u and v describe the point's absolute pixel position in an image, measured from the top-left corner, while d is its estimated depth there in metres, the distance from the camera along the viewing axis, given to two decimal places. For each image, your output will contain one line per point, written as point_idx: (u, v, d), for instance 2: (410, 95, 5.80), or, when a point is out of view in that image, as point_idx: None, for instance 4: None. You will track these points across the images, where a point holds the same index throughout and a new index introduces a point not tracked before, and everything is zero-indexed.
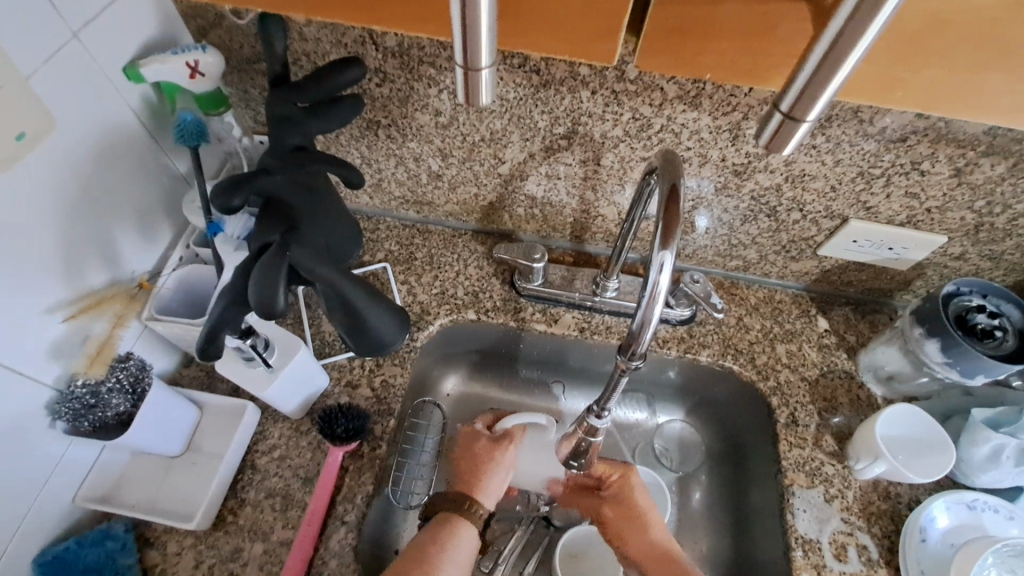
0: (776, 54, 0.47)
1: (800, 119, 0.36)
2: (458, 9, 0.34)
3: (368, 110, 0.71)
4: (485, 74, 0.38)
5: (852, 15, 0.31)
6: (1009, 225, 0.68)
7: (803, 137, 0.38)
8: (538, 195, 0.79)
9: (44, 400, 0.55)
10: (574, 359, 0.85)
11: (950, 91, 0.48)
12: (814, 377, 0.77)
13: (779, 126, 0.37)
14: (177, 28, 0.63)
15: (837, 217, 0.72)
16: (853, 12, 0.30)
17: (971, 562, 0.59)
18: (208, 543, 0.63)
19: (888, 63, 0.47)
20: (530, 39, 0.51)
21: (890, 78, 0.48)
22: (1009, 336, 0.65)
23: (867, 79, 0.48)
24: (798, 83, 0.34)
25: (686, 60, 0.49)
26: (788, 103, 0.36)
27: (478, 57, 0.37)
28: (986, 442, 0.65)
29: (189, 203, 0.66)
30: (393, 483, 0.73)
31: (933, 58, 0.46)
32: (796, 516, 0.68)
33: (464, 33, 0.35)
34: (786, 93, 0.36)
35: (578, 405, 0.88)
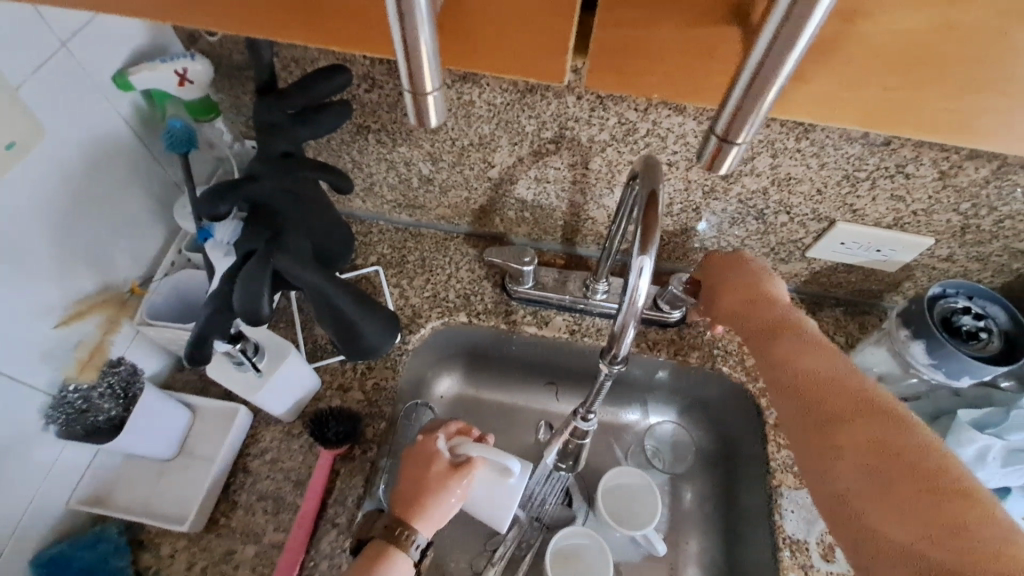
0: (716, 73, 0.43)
1: (732, 141, 0.36)
2: (400, 33, 0.34)
3: (358, 116, 0.72)
4: (432, 98, 0.39)
5: (772, 39, 0.30)
6: (995, 227, 0.68)
7: (739, 157, 0.38)
8: (528, 198, 0.79)
9: (37, 405, 0.56)
10: (566, 361, 0.85)
11: (913, 113, 0.42)
12: None
13: (717, 150, 0.37)
14: (167, 36, 0.63)
15: (824, 220, 0.72)
16: (772, 40, 0.31)
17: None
18: (201, 545, 0.63)
19: (843, 78, 0.40)
20: (469, 54, 0.46)
21: (844, 98, 0.42)
22: (995, 337, 0.65)
23: (818, 95, 0.42)
24: (728, 108, 0.35)
25: (630, 77, 0.45)
26: (722, 126, 0.36)
27: (422, 83, 0.37)
28: (972, 443, 0.65)
29: (181, 209, 0.67)
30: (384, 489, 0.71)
31: (900, 70, 0.39)
32: (784, 517, 0.68)
33: (409, 58, 0.35)
34: (722, 116, 0.36)
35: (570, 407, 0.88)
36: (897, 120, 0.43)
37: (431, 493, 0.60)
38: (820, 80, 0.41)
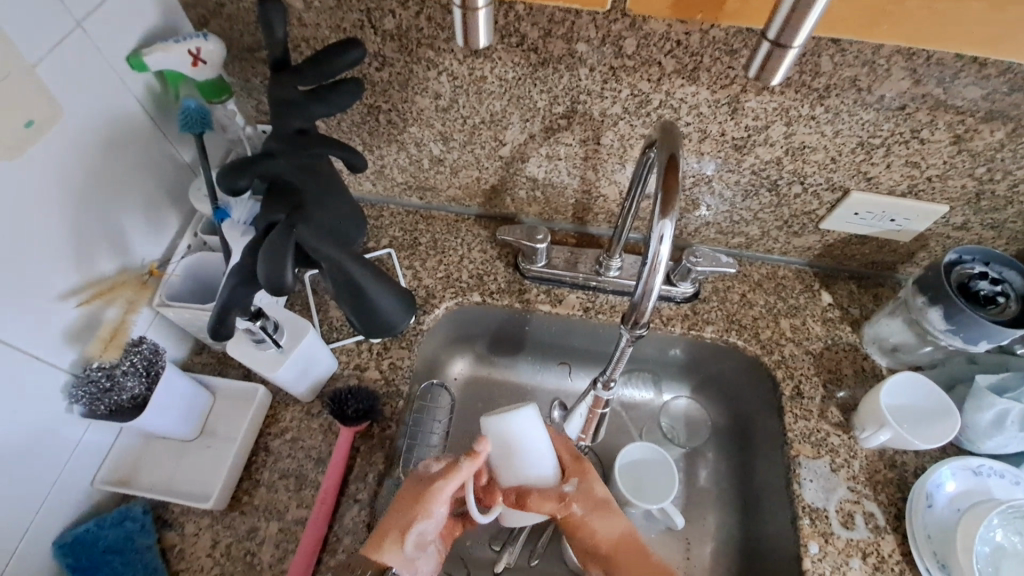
0: None
1: (787, 45, 0.40)
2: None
3: (369, 96, 0.72)
4: (482, 15, 0.43)
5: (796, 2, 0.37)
6: (1011, 192, 0.68)
7: (792, 66, 0.42)
8: (540, 176, 0.79)
9: (60, 384, 0.57)
10: (580, 339, 0.85)
11: (957, 27, 0.52)
12: (819, 350, 0.77)
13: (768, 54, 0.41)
14: (178, 17, 0.64)
15: (838, 189, 0.72)
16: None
17: (981, 524, 0.59)
18: (224, 523, 0.64)
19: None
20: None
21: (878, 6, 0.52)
22: (1012, 302, 0.65)
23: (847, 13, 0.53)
24: (782, 12, 0.38)
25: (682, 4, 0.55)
26: (776, 31, 0.40)
27: None
28: (991, 408, 0.65)
29: (197, 191, 0.67)
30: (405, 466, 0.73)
31: None
32: (802, 485, 0.68)
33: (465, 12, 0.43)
34: (773, 21, 0.40)
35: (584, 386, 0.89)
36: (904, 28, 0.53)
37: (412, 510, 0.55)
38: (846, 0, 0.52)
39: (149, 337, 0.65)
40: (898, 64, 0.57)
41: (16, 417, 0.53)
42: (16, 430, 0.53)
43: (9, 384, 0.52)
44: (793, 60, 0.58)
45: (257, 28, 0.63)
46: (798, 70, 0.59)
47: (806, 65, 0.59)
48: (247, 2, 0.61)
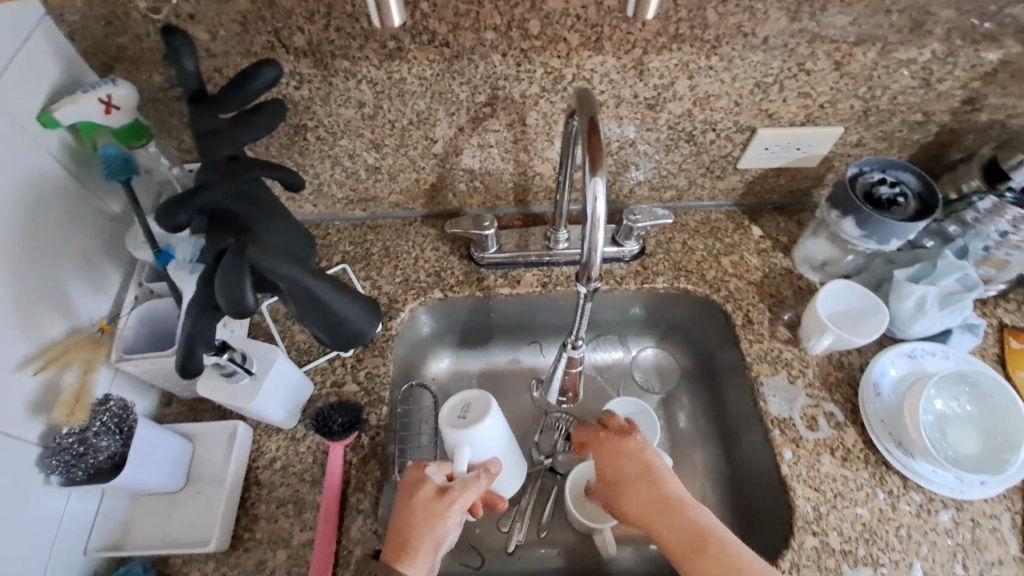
0: None
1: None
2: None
3: (293, 116, 0.73)
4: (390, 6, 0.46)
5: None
6: (891, 105, 0.76)
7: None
8: (476, 167, 0.82)
9: (33, 458, 0.55)
10: (544, 315, 0.89)
11: None
12: (759, 279, 0.84)
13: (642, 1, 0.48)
14: (81, 68, 0.62)
15: (747, 130, 0.78)
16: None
17: (921, 395, 0.66)
18: (230, 563, 0.63)
19: None
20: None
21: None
22: (911, 200, 0.73)
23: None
24: None
25: None
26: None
27: None
28: (910, 296, 0.73)
29: (134, 239, 0.66)
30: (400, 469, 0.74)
31: None
32: (768, 402, 0.74)
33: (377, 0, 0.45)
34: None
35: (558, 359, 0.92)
36: None
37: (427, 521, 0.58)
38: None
39: (114, 394, 0.64)
40: (773, 6, 0.63)
41: None
42: None
43: None
44: (682, 17, 0.63)
45: (167, 67, 0.63)
46: (688, 26, 0.64)
47: (694, 20, 0.64)
48: (152, 41, 0.61)
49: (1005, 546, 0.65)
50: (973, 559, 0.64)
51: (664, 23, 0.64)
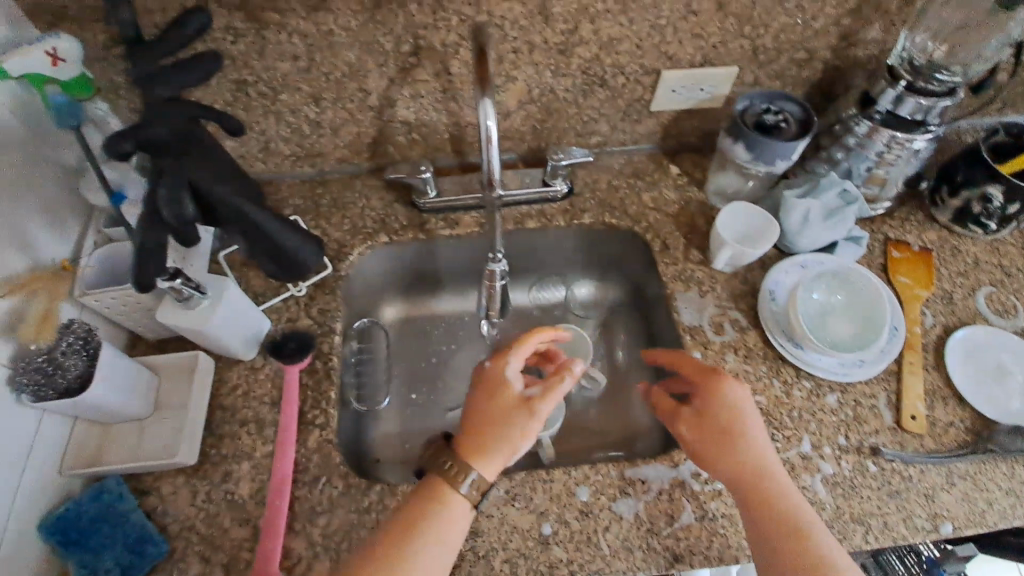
0: None
1: None
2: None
3: (234, 71, 0.78)
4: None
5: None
6: (777, 44, 0.84)
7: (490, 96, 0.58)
8: (411, 118, 0.89)
9: (5, 377, 0.60)
10: (452, 265, 0.99)
11: None
12: (675, 211, 0.94)
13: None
14: (26, 28, 0.66)
15: (653, 72, 0.86)
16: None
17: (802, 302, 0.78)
18: (212, 430, 0.74)
19: None
20: None
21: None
22: (793, 125, 0.82)
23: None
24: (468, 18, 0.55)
25: None
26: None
27: None
28: (796, 211, 0.82)
29: (88, 185, 0.70)
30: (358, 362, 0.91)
31: None
32: (681, 314, 0.84)
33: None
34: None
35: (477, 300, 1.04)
36: None
37: (491, 431, 0.65)
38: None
39: (97, 283, 0.70)
40: None
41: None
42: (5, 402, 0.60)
43: None
44: None
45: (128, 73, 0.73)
46: None
47: None
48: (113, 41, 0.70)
49: (880, 418, 0.77)
50: (853, 430, 0.76)
51: None
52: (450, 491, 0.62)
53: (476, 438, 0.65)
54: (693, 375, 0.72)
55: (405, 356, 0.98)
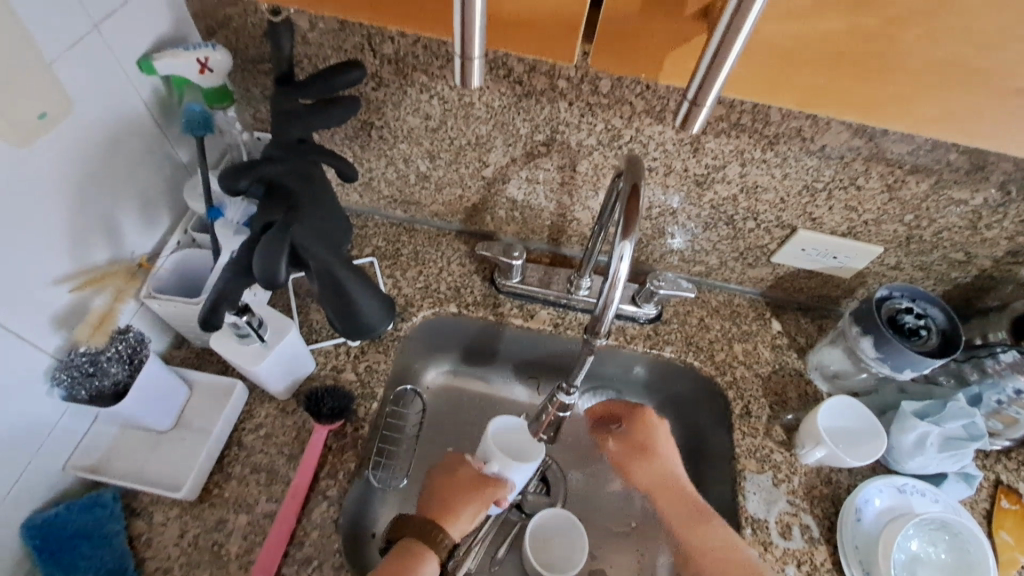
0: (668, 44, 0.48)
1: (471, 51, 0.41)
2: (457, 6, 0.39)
3: (363, 112, 0.76)
4: (476, 65, 0.43)
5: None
6: (936, 238, 0.76)
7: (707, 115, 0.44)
8: (519, 198, 0.85)
9: (44, 366, 0.58)
10: (513, 349, 0.92)
11: (828, 97, 0.50)
12: (767, 374, 0.84)
13: (689, 112, 0.43)
14: (187, 27, 0.66)
15: (787, 227, 0.79)
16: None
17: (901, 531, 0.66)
18: (220, 466, 0.69)
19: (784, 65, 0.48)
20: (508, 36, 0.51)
21: (817, 88, 0.50)
22: (933, 334, 0.72)
23: (756, 75, 0.49)
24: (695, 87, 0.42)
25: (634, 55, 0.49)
26: (693, 92, 0.42)
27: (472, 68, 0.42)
28: (913, 430, 0.73)
29: (192, 189, 0.69)
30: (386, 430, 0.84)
31: (809, 63, 0.48)
32: (747, 498, 0.74)
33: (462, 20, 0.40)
34: (694, 84, 0.42)
35: (527, 392, 0.95)
36: (861, 105, 0.51)
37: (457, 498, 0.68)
38: (761, 68, 0.49)
39: (166, 288, 0.69)
40: (837, 119, 0.64)
41: (35, 370, 0.57)
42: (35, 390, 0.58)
43: (14, 391, 0.55)
44: (745, 108, 0.65)
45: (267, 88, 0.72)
46: (750, 118, 0.66)
47: (757, 114, 0.65)
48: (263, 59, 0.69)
49: None
50: None
51: (728, 109, 0.65)
52: (429, 554, 0.63)
53: (443, 504, 0.68)
54: (638, 434, 0.82)
55: (438, 432, 0.90)
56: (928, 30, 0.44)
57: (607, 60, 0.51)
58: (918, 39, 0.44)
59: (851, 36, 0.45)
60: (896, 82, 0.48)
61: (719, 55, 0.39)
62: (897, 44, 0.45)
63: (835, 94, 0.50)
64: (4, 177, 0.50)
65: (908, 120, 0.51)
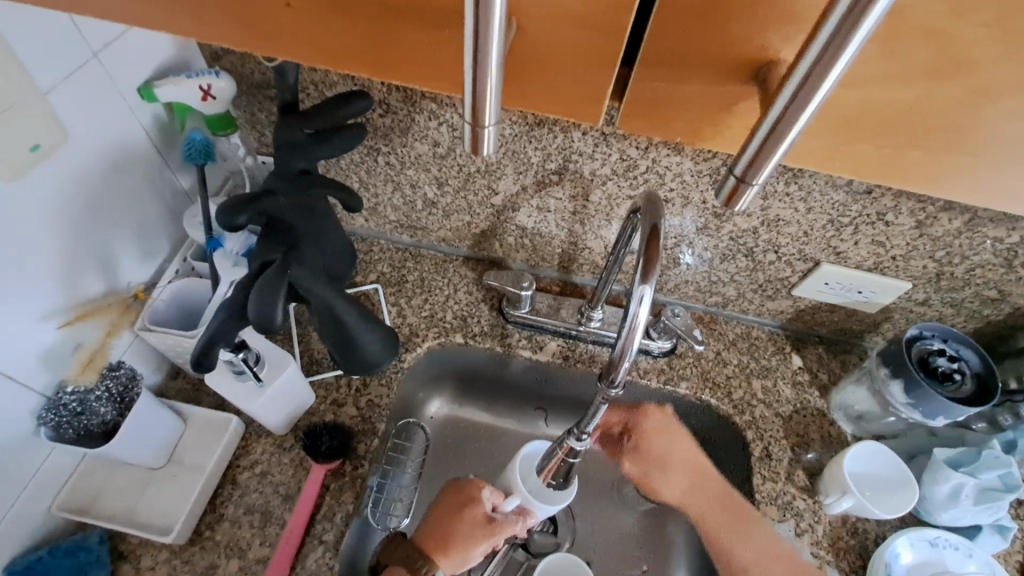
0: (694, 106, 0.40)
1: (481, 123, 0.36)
2: (470, 69, 0.32)
3: (370, 138, 0.74)
4: (489, 131, 0.36)
5: (823, 47, 0.28)
6: (968, 275, 0.72)
7: (760, 191, 0.36)
8: (529, 226, 0.82)
9: (31, 406, 0.55)
10: (519, 380, 0.88)
11: (890, 167, 0.41)
12: (788, 413, 0.80)
13: (734, 189, 0.36)
14: (191, 52, 0.64)
15: (810, 260, 0.75)
16: (834, 31, 0.27)
17: None
18: (213, 507, 0.66)
19: (845, 136, 0.40)
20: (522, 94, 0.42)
21: (880, 162, 0.41)
22: (969, 380, 0.68)
23: (819, 142, 0.40)
24: (750, 150, 0.33)
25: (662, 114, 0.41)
26: (740, 168, 0.34)
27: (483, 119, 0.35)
28: (947, 481, 0.69)
29: (191, 218, 0.67)
30: (387, 463, 0.80)
31: (874, 131, 0.39)
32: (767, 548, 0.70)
33: (475, 88, 0.33)
34: (742, 156, 0.34)
35: (535, 423, 0.91)
36: (934, 176, 0.41)
37: (458, 534, 0.63)
38: (814, 132, 0.40)
39: (162, 320, 0.67)
40: None
41: (20, 410, 0.54)
42: (21, 431, 0.55)
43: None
44: None
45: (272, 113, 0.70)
46: None
47: None
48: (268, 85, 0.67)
49: None
50: None
51: None
52: None
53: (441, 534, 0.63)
54: None
55: (441, 464, 0.86)
56: (1020, 100, 0.35)
57: (639, 124, 0.42)
58: (1009, 108, 0.35)
59: (927, 105, 0.36)
60: (970, 154, 0.39)
61: (774, 136, 0.32)
62: (979, 115, 0.36)
63: (894, 166, 0.41)
64: None
65: (978, 193, 0.42)
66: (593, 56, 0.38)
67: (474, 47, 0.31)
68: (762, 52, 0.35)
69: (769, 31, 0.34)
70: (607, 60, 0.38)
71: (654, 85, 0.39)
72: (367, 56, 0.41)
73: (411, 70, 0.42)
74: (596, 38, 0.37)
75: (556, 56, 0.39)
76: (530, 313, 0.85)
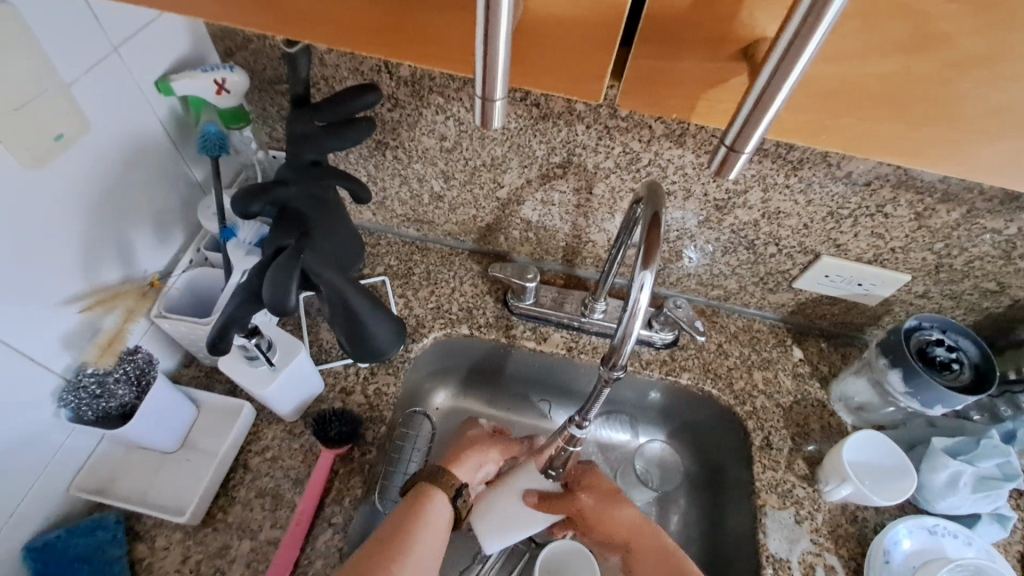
0: (691, 84, 0.41)
1: (491, 97, 0.37)
2: (481, 44, 0.34)
3: (378, 132, 0.76)
4: (498, 105, 0.38)
5: (805, 21, 0.29)
6: (967, 267, 0.73)
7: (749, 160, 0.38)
8: (533, 219, 0.84)
9: (52, 387, 0.57)
10: (523, 370, 0.90)
11: (873, 140, 0.42)
12: (788, 404, 0.81)
13: (724, 159, 0.38)
14: (206, 48, 0.67)
15: (810, 253, 0.76)
16: (817, 14, 0.28)
17: None
18: (225, 490, 0.68)
19: (828, 109, 0.41)
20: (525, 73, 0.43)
21: (863, 136, 0.42)
22: (966, 368, 0.69)
23: (803, 115, 0.41)
24: (738, 121, 0.35)
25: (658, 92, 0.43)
26: (730, 138, 0.36)
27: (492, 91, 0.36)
28: (945, 469, 0.70)
29: (206, 209, 0.69)
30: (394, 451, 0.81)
31: (857, 103, 0.40)
32: (767, 535, 0.71)
33: (485, 63, 0.35)
34: (731, 127, 0.36)
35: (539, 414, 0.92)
36: (915, 149, 0.42)
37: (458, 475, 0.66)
38: (798, 109, 0.41)
39: (176, 308, 0.68)
40: None
41: (42, 391, 0.56)
42: (42, 411, 0.57)
43: (20, 413, 0.55)
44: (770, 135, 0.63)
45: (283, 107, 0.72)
46: (774, 144, 0.64)
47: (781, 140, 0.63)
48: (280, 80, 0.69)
49: None
50: None
51: None
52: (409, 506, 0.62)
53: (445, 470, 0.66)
54: None
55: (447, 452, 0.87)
56: (992, 74, 0.36)
57: (635, 101, 0.44)
58: (982, 82, 0.37)
59: (905, 79, 0.37)
60: (948, 127, 0.40)
61: (759, 104, 0.33)
62: (954, 88, 0.38)
63: (878, 140, 0.42)
64: (17, 199, 0.50)
65: (960, 167, 0.43)
66: (590, 37, 0.40)
67: (484, 22, 0.33)
68: (751, 31, 0.37)
69: (753, 10, 0.35)
70: (604, 39, 0.40)
71: (648, 64, 0.41)
72: (377, 39, 0.43)
73: (411, 50, 0.44)
74: (592, 17, 0.38)
75: (552, 37, 0.40)
76: (535, 305, 0.87)
